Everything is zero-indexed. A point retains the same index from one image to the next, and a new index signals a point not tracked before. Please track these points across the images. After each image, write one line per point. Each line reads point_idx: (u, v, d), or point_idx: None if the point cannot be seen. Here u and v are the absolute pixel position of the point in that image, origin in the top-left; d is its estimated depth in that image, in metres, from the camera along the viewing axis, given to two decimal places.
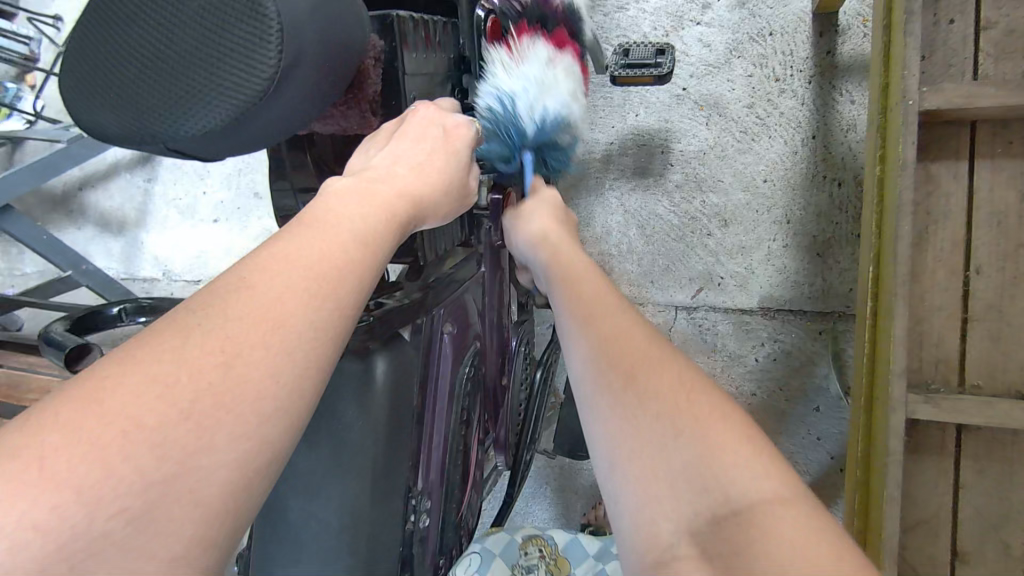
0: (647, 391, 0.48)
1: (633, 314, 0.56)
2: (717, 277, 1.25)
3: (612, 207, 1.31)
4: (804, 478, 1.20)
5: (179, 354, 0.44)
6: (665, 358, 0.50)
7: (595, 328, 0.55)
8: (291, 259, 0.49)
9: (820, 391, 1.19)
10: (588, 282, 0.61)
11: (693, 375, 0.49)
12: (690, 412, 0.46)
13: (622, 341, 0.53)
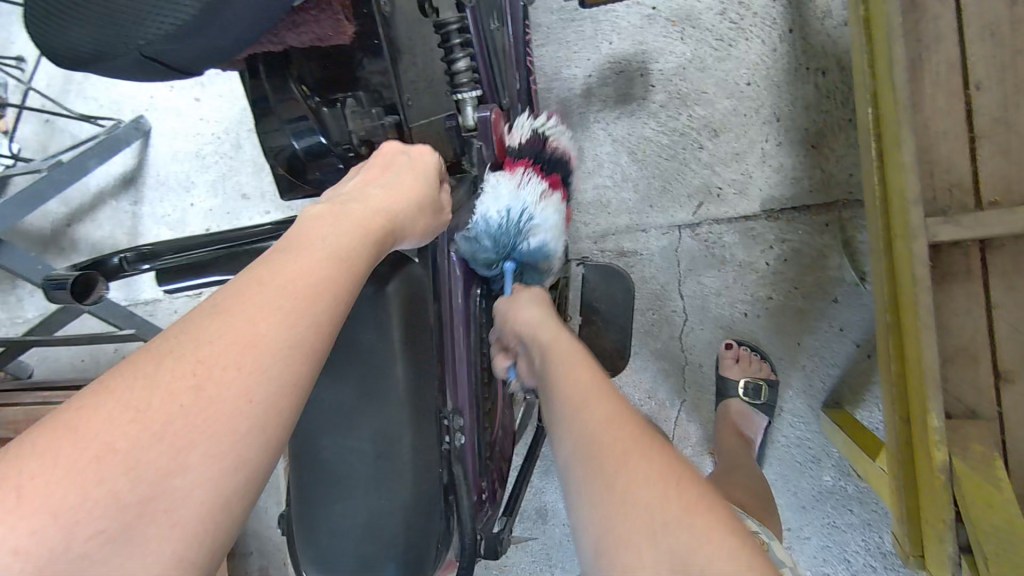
0: (620, 462, 0.48)
1: (622, 403, 0.55)
2: (716, 189, 1.24)
3: (600, 138, 1.29)
4: (833, 371, 1.20)
5: (152, 381, 0.43)
6: (632, 437, 0.50)
7: (581, 417, 0.54)
8: (264, 283, 0.49)
9: (836, 282, 1.19)
10: (569, 363, 0.62)
11: (673, 467, 0.48)
12: (662, 471, 0.47)
13: (600, 410, 0.54)
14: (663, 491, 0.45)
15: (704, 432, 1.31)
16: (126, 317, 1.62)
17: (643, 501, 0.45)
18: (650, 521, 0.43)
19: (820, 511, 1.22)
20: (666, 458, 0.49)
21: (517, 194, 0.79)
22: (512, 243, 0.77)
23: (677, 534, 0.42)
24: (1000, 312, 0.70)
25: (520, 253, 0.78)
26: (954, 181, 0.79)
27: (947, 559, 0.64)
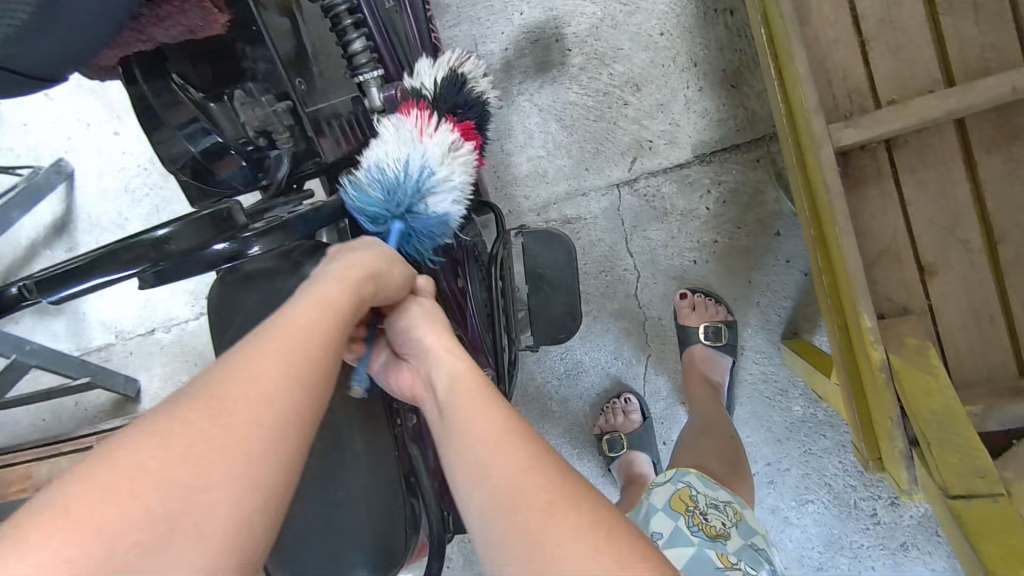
0: (512, 494, 0.53)
1: (493, 405, 0.59)
2: (647, 142, 1.24)
3: (527, 110, 1.29)
4: (787, 303, 1.22)
5: (177, 412, 0.49)
6: (503, 443, 0.56)
7: (457, 429, 0.58)
8: (268, 328, 0.55)
9: (776, 216, 1.20)
10: (457, 372, 0.62)
11: (539, 467, 0.54)
12: (548, 496, 0.52)
13: (487, 434, 0.56)
14: (554, 515, 0.51)
15: (674, 383, 1.32)
16: (78, 367, 1.56)
17: (536, 528, 0.51)
18: (524, 531, 0.51)
19: (795, 441, 1.23)
20: (551, 473, 0.53)
21: (416, 152, 0.70)
22: (399, 205, 0.71)
23: (569, 552, 0.49)
24: (913, 206, 0.80)
25: (410, 218, 0.71)
26: (852, 88, 0.82)
27: (899, 453, 0.64)
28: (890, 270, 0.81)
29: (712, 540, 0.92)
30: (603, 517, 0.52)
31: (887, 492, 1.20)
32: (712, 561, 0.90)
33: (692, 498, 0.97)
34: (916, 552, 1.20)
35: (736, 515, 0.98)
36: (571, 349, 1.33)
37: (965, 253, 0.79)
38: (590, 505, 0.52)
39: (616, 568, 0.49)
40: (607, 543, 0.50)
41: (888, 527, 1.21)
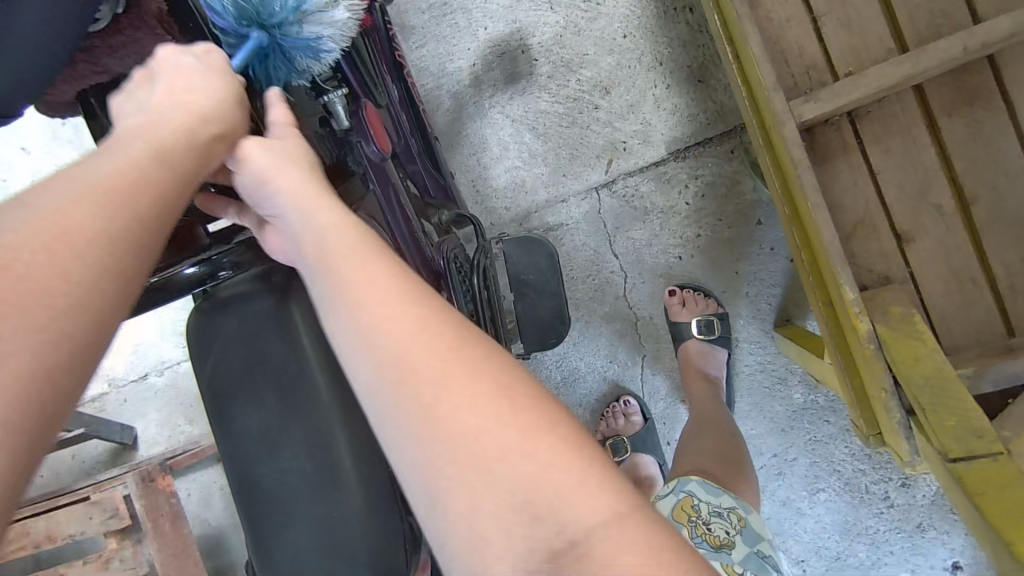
0: (411, 346, 0.46)
1: (418, 302, 0.48)
2: (621, 143, 1.25)
3: (500, 123, 1.29)
4: (775, 291, 1.21)
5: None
6: (438, 350, 0.45)
7: (378, 340, 0.47)
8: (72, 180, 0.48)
9: (756, 205, 1.20)
10: (375, 280, 0.49)
11: (495, 379, 0.45)
12: (451, 340, 0.46)
13: (382, 283, 0.49)
14: (460, 360, 0.45)
15: (672, 382, 1.30)
16: (71, 419, 1.54)
17: (437, 375, 0.44)
18: (486, 461, 0.42)
19: (799, 429, 1.22)
20: (453, 322, 0.47)
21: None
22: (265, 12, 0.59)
23: (474, 398, 0.44)
24: (883, 174, 0.81)
25: (276, 29, 0.60)
26: (809, 65, 0.83)
27: (898, 424, 0.63)
28: (867, 240, 0.81)
29: (716, 552, 0.91)
30: (515, 367, 0.47)
31: (896, 474, 1.19)
32: (718, 572, 0.88)
33: (694, 508, 0.96)
34: (933, 532, 1.18)
35: (740, 521, 0.95)
36: (565, 356, 1.32)
37: (938, 216, 0.80)
38: (499, 354, 0.47)
39: (530, 412, 0.44)
40: (518, 388, 0.45)
41: (902, 509, 1.19)
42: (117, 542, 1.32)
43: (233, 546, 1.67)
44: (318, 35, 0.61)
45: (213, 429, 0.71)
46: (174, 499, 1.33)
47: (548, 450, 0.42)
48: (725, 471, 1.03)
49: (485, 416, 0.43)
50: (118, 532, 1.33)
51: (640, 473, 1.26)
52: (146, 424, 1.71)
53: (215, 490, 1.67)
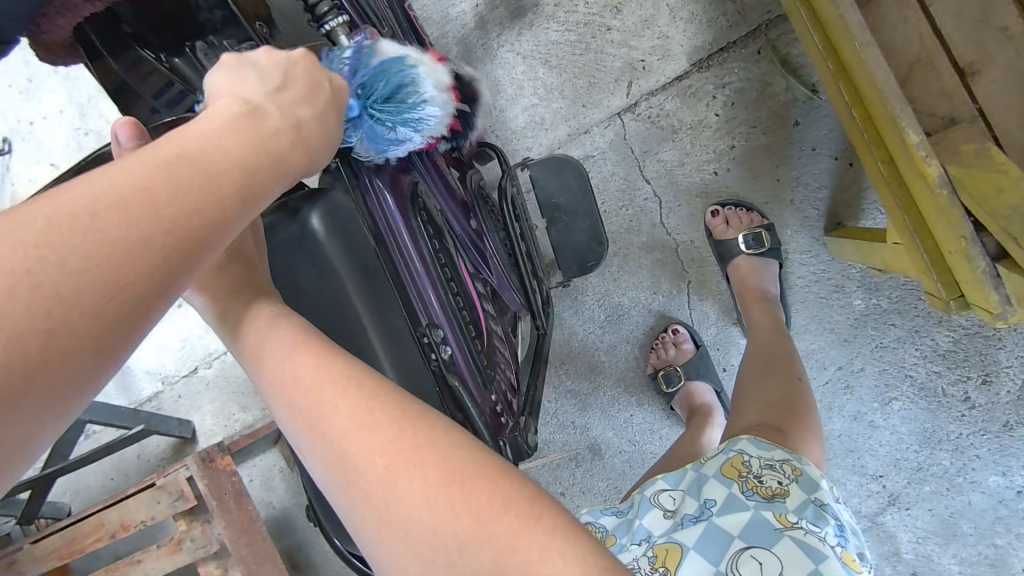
0: (350, 444, 0.46)
1: (362, 394, 0.48)
2: (639, 62, 1.19)
3: (511, 62, 1.25)
4: (822, 194, 1.14)
5: (100, 196, 0.38)
6: (390, 439, 0.46)
7: (324, 435, 0.47)
8: (215, 150, 0.43)
9: (791, 104, 1.14)
10: (311, 378, 0.50)
11: (456, 457, 0.45)
12: (389, 432, 0.46)
13: (313, 384, 0.50)
14: (405, 451, 0.45)
15: (722, 305, 1.25)
16: (132, 416, 1.57)
17: (386, 470, 0.45)
18: (456, 544, 0.42)
19: (863, 337, 1.15)
20: (391, 409, 0.47)
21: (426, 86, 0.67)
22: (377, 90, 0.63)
23: (422, 486, 0.44)
24: (936, 8, 0.77)
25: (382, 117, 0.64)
26: None
27: (983, 275, 0.57)
28: (926, 81, 0.77)
29: (770, 502, 0.78)
30: (465, 446, 0.47)
31: (975, 372, 1.11)
32: (769, 523, 0.75)
33: (744, 464, 0.84)
34: (1022, 429, 1.10)
35: (795, 471, 0.82)
36: (607, 293, 1.28)
37: (1006, 43, 0.75)
38: (445, 435, 0.47)
39: (484, 492, 0.43)
40: (465, 468, 0.44)
41: (985, 409, 1.11)
42: (186, 524, 1.34)
43: (300, 526, 1.69)
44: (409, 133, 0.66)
45: None
46: (236, 478, 1.34)
47: (505, 528, 0.42)
48: (783, 416, 0.92)
49: (434, 504, 0.43)
50: (185, 514, 1.35)
51: (697, 400, 1.22)
52: (203, 417, 1.74)
53: (276, 473, 1.70)
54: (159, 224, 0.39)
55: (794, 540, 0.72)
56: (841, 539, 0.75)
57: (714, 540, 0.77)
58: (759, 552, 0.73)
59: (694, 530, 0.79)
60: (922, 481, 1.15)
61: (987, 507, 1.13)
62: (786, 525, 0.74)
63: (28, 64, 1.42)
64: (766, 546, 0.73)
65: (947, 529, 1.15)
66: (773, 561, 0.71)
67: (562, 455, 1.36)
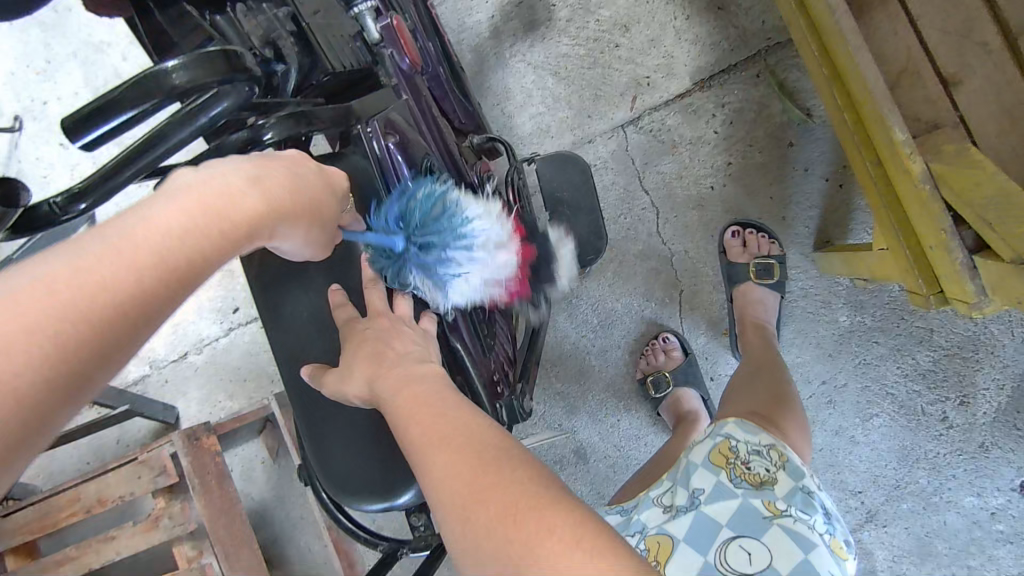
0: (437, 481, 0.51)
1: (456, 437, 0.53)
2: (645, 78, 1.25)
3: (522, 71, 1.31)
4: (813, 213, 1.20)
5: (78, 268, 0.43)
6: (469, 474, 0.50)
7: (421, 471, 0.53)
8: (175, 219, 0.48)
9: (788, 125, 1.20)
10: (409, 425, 0.55)
11: (523, 494, 0.48)
12: (469, 468, 0.50)
13: (412, 427, 0.55)
14: (481, 484, 0.49)
15: (713, 315, 1.28)
16: (118, 396, 1.52)
17: (463, 507, 0.49)
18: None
19: (847, 353, 1.19)
20: (472, 451, 0.51)
21: (475, 215, 0.70)
22: (413, 221, 0.67)
23: (490, 523, 0.47)
24: (924, 23, 0.84)
25: (414, 252, 0.67)
26: None
27: (960, 267, 0.61)
28: (911, 88, 0.83)
29: (758, 489, 0.82)
30: (530, 482, 0.49)
31: (954, 393, 1.14)
32: (758, 511, 0.80)
33: (731, 449, 0.87)
34: (997, 451, 1.13)
35: (782, 458, 0.87)
36: (602, 298, 1.32)
37: (987, 59, 0.81)
38: (515, 471, 0.50)
39: (542, 530, 0.46)
40: (527, 500, 0.48)
41: (962, 429, 1.14)
42: (165, 501, 1.33)
43: (278, 520, 1.67)
44: (440, 270, 0.68)
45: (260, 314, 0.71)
46: (219, 459, 1.33)
47: (547, 552, 0.45)
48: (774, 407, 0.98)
49: (495, 534, 0.46)
50: (164, 493, 1.35)
51: (684, 407, 1.23)
52: (188, 404, 1.73)
53: (258, 464, 1.68)
54: (108, 302, 0.43)
55: (783, 528, 0.78)
56: (828, 526, 0.81)
57: (703, 533, 0.81)
58: (748, 541, 0.78)
59: (685, 521, 0.83)
60: (900, 499, 1.17)
61: (962, 527, 1.15)
62: (775, 513, 0.80)
63: (49, 45, 1.45)
64: (754, 536, 0.78)
65: (922, 548, 1.17)
66: (762, 551, 0.77)
67: (546, 458, 1.37)
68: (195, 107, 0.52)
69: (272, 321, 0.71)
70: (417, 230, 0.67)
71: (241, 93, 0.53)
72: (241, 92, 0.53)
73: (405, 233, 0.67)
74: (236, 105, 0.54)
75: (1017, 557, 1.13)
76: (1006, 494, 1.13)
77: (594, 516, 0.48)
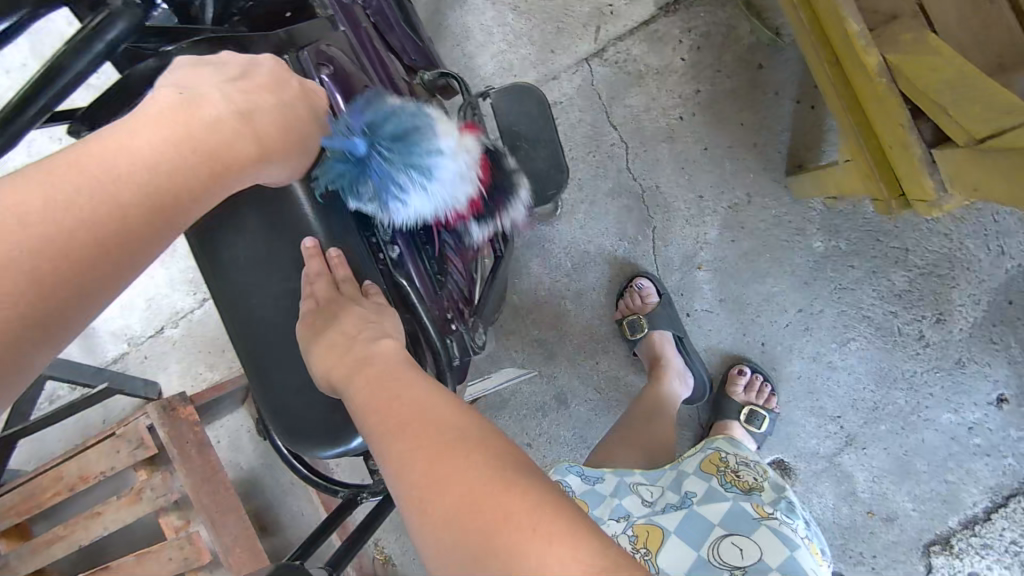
0: (398, 466, 0.49)
1: (417, 419, 0.51)
2: (607, 7, 1.20)
3: (480, 7, 1.25)
4: (784, 138, 1.17)
5: (72, 180, 0.47)
6: (428, 457, 0.48)
7: (383, 456, 0.51)
8: (153, 135, 0.51)
9: (756, 48, 1.16)
10: (371, 408, 0.54)
11: (483, 476, 0.46)
12: (424, 456, 0.48)
13: (376, 411, 0.54)
14: (439, 471, 0.47)
15: (685, 251, 1.24)
16: (95, 373, 1.47)
17: (423, 493, 0.47)
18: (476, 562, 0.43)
19: (823, 279, 1.17)
20: (433, 434, 0.50)
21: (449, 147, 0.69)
22: (382, 130, 0.65)
23: (450, 508, 0.46)
24: None
25: (381, 156, 0.64)
26: None
27: (920, 161, 0.60)
28: None
29: (747, 494, 0.92)
30: (491, 463, 0.47)
31: (930, 310, 1.14)
32: (749, 512, 0.88)
33: (722, 459, 0.99)
34: (973, 366, 1.13)
35: (766, 471, 0.98)
36: (575, 241, 1.29)
37: None
38: (475, 452, 0.48)
39: (504, 511, 0.44)
40: (485, 486, 0.46)
41: (939, 346, 1.14)
42: (146, 473, 1.33)
43: (268, 485, 1.68)
44: (404, 182, 0.66)
45: (200, 260, 0.69)
46: (199, 428, 1.32)
47: (507, 541, 0.43)
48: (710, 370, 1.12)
49: (456, 519, 0.45)
50: (146, 464, 1.34)
51: (660, 351, 1.22)
52: (169, 377, 1.71)
53: (244, 432, 1.68)
54: (107, 213, 0.47)
55: (770, 528, 0.85)
56: (806, 531, 0.89)
57: (695, 526, 0.88)
58: (740, 538, 0.85)
59: (676, 517, 0.90)
60: (878, 421, 1.18)
61: (941, 444, 1.16)
62: (764, 515, 0.87)
63: None
64: (746, 533, 0.85)
65: (901, 467, 1.18)
66: (754, 546, 0.83)
67: (528, 404, 1.37)
68: (89, 30, 0.51)
69: (213, 266, 0.68)
70: (383, 138, 0.65)
71: (135, 12, 0.54)
72: (133, 10, 0.53)
73: (367, 137, 0.64)
74: (133, 27, 0.54)
75: (994, 470, 1.14)
76: (983, 409, 1.13)
77: (557, 496, 0.47)
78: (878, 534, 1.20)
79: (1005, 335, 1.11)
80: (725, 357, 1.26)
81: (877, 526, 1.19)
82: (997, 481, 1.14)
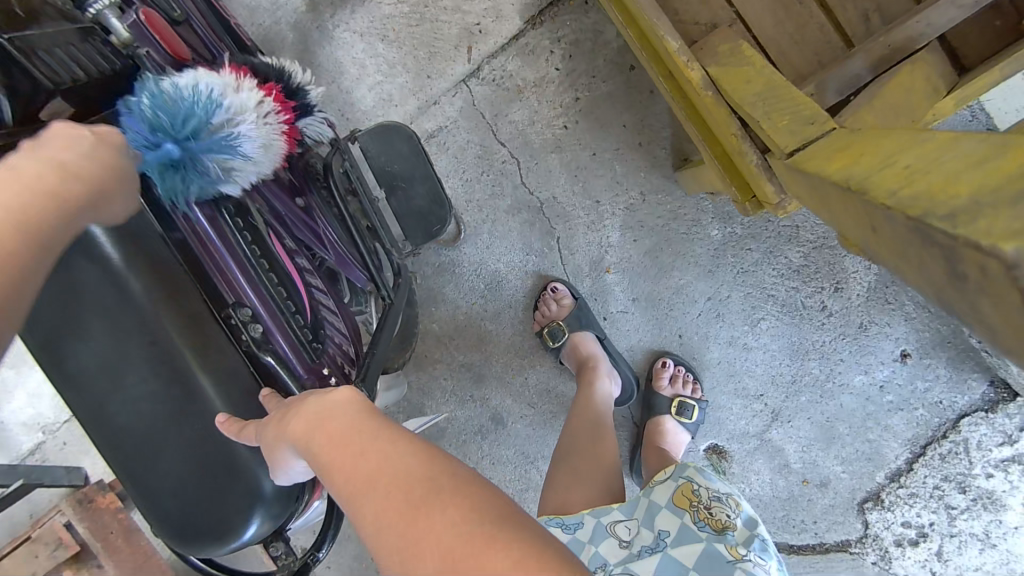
0: (372, 524, 0.45)
1: (392, 468, 0.47)
2: (475, 26, 1.19)
3: (349, 40, 1.21)
4: (665, 134, 1.19)
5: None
6: (403, 512, 0.44)
7: (356, 511, 0.46)
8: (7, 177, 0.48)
9: (624, 49, 1.17)
10: (341, 456, 0.50)
11: (464, 534, 0.42)
12: (399, 514, 0.44)
13: (344, 460, 0.49)
14: (414, 533, 0.43)
15: (592, 256, 1.25)
16: None
17: (401, 554, 0.43)
18: None
19: (725, 266, 1.20)
20: (405, 486, 0.46)
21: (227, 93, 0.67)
22: (173, 122, 0.64)
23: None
24: None
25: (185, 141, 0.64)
26: None
27: (756, 168, 0.62)
28: None
29: (720, 534, 0.85)
30: (469, 518, 0.44)
31: (827, 281, 1.18)
32: (723, 555, 0.82)
33: (695, 492, 0.91)
34: (874, 328, 1.18)
35: (738, 505, 0.90)
36: (483, 262, 1.28)
37: None
38: (452, 504, 0.44)
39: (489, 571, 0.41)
40: (462, 546, 0.42)
41: (840, 314, 1.18)
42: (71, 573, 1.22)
43: None
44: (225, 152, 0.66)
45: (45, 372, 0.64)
46: (123, 515, 1.24)
47: None
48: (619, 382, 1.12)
49: None
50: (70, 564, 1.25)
51: (585, 355, 1.21)
52: None
53: None
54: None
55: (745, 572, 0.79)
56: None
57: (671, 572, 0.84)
58: None
59: (651, 563, 0.85)
60: (798, 393, 1.21)
61: (857, 405, 1.20)
62: (737, 557, 0.82)
63: None
64: None
65: (825, 434, 1.22)
66: None
67: (466, 431, 1.34)
68: None
69: (62, 378, 0.62)
70: (176, 125, 0.64)
71: None
72: None
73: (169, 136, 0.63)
74: None
75: (908, 422, 1.19)
76: (890, 366, 1.18)
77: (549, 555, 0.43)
78: (814, 500, 1.23)
79: (899, 294, 1.16)
80: (648, 353, 1.27)
81: (813, 493, 1.23)
82: (913, 432, 1.19)
